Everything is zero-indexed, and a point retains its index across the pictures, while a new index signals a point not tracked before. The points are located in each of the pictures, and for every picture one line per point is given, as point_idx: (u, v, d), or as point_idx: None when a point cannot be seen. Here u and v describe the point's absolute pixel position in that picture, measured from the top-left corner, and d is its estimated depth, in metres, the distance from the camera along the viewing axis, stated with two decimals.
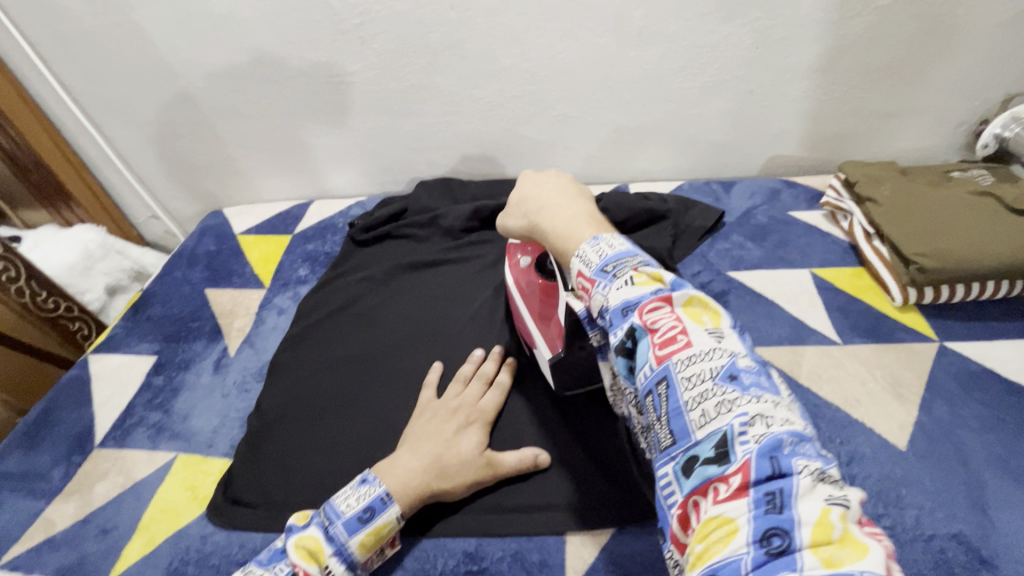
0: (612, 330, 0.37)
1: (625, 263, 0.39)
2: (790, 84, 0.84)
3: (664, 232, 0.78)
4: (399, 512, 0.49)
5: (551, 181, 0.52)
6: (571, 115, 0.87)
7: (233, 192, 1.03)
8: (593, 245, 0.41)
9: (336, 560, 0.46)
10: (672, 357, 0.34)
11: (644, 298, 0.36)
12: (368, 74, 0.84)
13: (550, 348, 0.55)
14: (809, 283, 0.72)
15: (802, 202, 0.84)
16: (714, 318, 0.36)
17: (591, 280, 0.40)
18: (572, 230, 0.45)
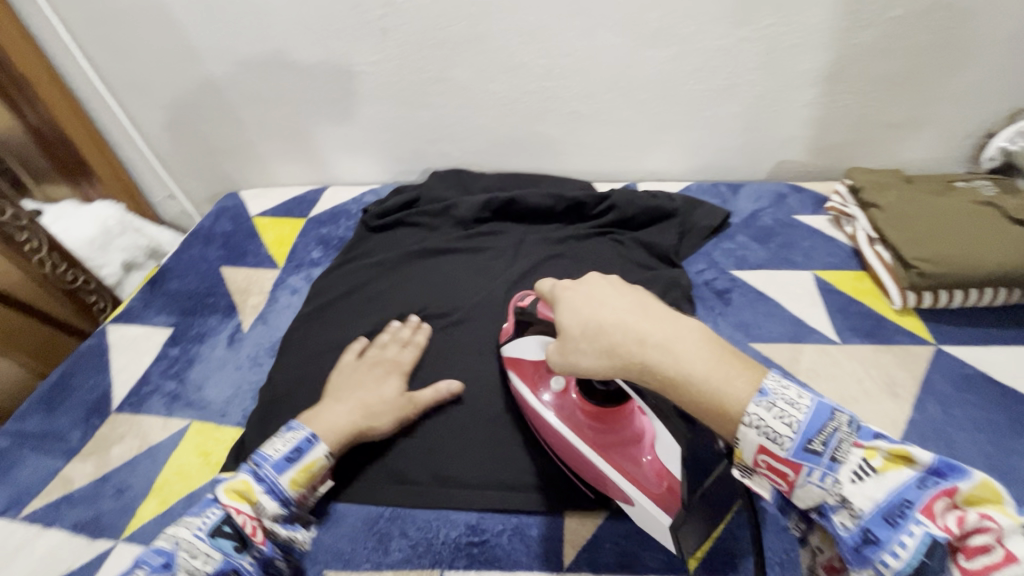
0: (879, 545, 0.33)
1: (839, 437, 0.36)
2: (800, 90, 0.85)
3: (670, 229, 0.80)
4: (326, 450, 0.52)
5: (598, 294, 0.44)
6: (584, 112, 0.89)
7: (250, 175, 1.05)
8: (765, 404, 0.36)
9: (266, 497, 0.49)
10: (994, 574, 0.30)
11: (917, 494, 0.33)
12: (389, 64, 0.86)
13: (663, 511, 0.45)
14: (811, 284, 0.73)
15: (808, 206, 0.85)
16: (994, 503, 0.32)
17: (795, 465, 0.36)
18: (714, 373, 0.38)
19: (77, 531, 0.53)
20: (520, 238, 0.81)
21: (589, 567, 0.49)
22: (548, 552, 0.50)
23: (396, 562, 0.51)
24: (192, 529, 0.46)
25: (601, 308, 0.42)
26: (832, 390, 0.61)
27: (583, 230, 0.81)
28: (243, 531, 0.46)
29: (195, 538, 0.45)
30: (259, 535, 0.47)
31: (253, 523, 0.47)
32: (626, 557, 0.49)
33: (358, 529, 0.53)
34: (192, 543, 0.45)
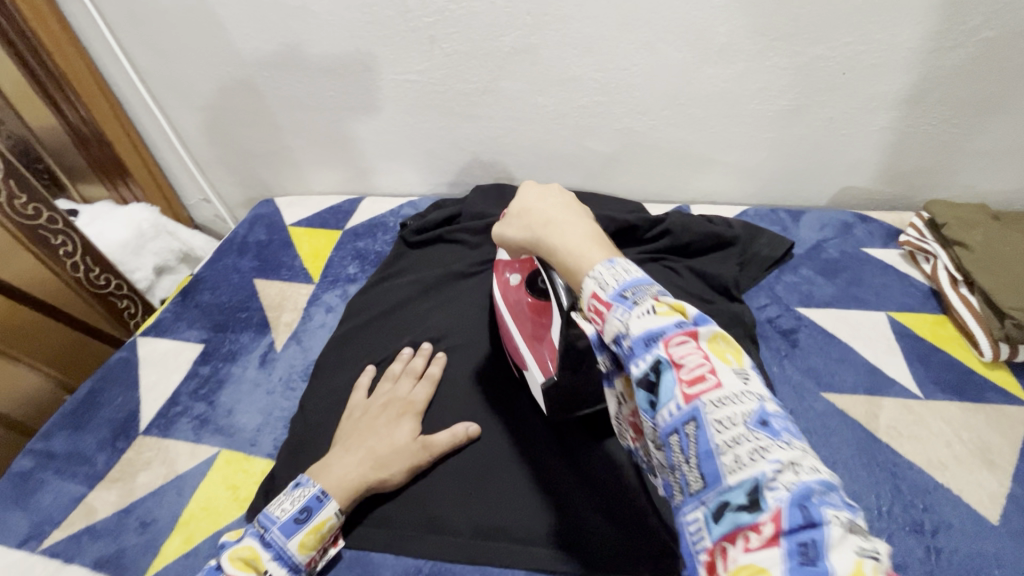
0: (631, 362, 0.34)
1: (646, 291, 0.36)
2: (873, 114, 0.79)
3: (729, 259, 0.75)
4: (337, 508, 0.50)
5: (551, 197, 0.47)
6: (637, 129, 0.84)
7: (285, 181, 1.02)
8: (609, 269, 0.38)
9: (275, 564, 0.47)
10: (701, 398, 0.32)
11: (671, 330, 0.34)
12: (435, 74, 0.82)
13: (542, 372, 0.53)
14: (885, 327, 0.67)
15: (877, 238, 0.79)
16: (737, 355, 0.35)
17: (608, 305, 0.36)
18: (583, 247, 0.40)
19: (99, 568, 0.50)
20: None
21: None
22: None
23: None
24: None
25: (539, 200, 0.46)
26: (917, 453, 0.55)
27: (634, 256, 0.76)
28: None
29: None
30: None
31: None
32: None
33: None
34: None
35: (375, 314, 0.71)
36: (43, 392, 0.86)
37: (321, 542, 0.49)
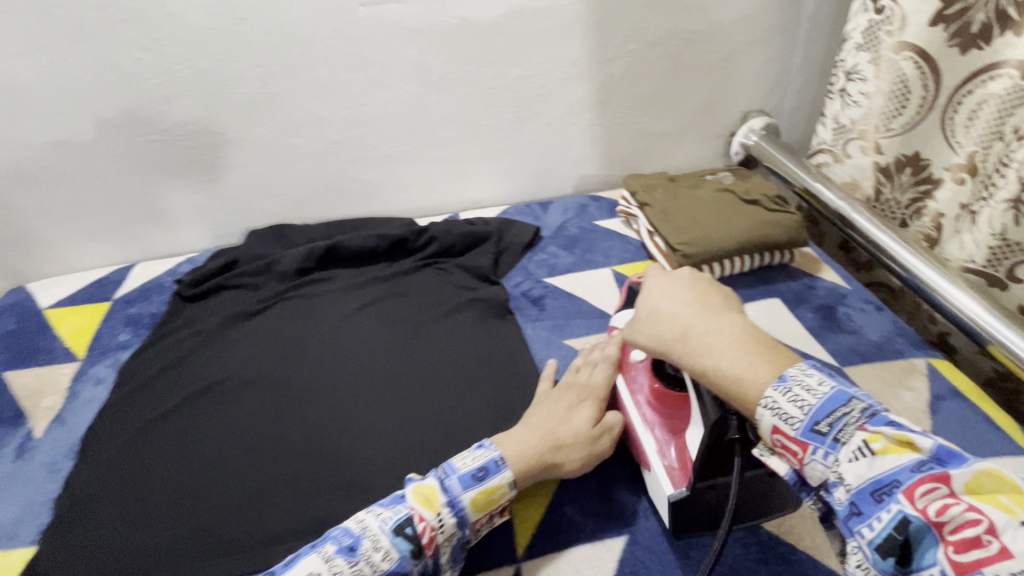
0: (863, 520, 0.37)
1: (846, 418, 0.39)
2: (578, 116, 0.98)
3: (487, 251, 0.87)
4: (511, 478, 0.51)
5: (672, 290, 0.53)
6: (395, 155, 0.94)
7: (40, 265, 0.94)
8: (782, 389, 0.41)
9: (448, 510, 0.48)
10: (981, 568, 0.32)
11: (908, 476, 0.36)
12: (182, 131, 0.84)
13: (673, 484, 0.51)
14: (610, 279, 0.84)
15: (605, 212, 0.98)
16: (1019, 500, 0.33)
17: (800, 443, 0.40)
18: (740, 369, 0.44)
19: None
20: (349, 280, 0.83)
21: None
22: None
23: None
24: (379, 521, 0.47)
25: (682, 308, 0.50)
26: None
27: (408, 265, 0.85)
28: (420, 539, 0.46)
29: (381, 530, 0.47)
30: (432, 546, 0.47)
31: (430, 533, 0.47)
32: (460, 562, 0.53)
33: None
34: (378, 535, 0.46)
35: (156, 373, 0.70)
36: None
37: (500, 504, 0.51)
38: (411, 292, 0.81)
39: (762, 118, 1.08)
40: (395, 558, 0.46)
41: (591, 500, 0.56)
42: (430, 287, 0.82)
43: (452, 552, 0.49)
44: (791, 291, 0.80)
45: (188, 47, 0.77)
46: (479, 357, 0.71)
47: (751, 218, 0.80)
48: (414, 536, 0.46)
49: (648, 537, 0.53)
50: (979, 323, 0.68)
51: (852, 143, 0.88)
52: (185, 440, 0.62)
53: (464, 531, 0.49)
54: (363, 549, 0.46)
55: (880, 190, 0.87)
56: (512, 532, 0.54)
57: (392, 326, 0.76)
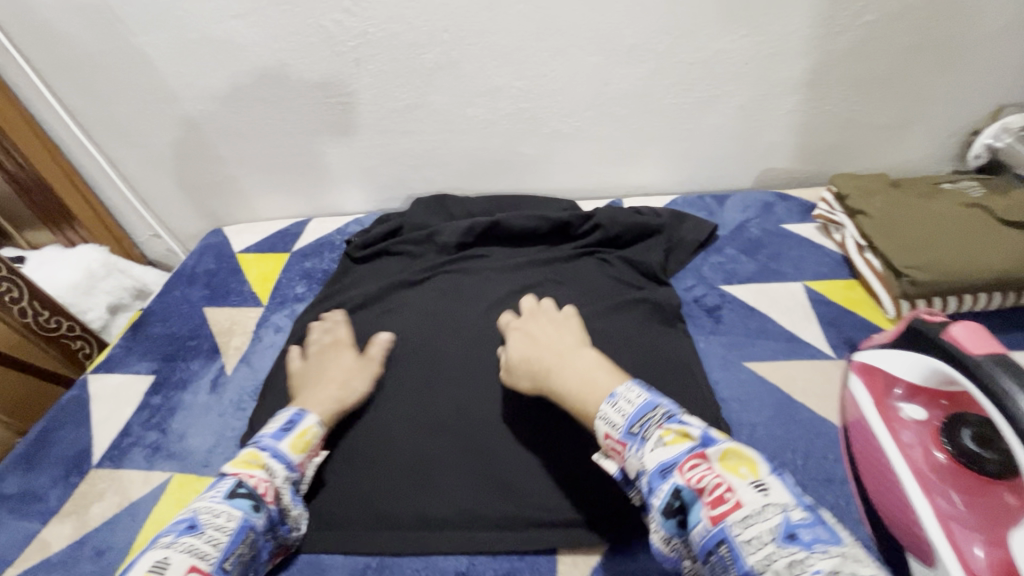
0: (653, 493, 0.41)
1: (651, 420, 0.44)
2: (780, 98, 0.84)
3: (657, 246, 0.79)
4: (316, 420, 0.56)
5: (540, 336, 0.60)
6: (565, 131, 0.88)
7: (233, 210, 1.04)
8: (612, 405, 0.47)
9: (274, 461, 0.51)
10: (727, 520, 0.37)
11: (681, 456, 0.41)
12: (365, 95, 0.85)
13: None
14: (802, 296, 0.72)
15: (795, 214, 0.85)
16: (752, 468, 0.39)
17: (622, 443, 0.44)
18: (586, 392, 0.50)
19: None
20: (507, 260, 0.80)
21: None
22: None
23: None
24: (207, 499, 0.47)
25: (531, 347, 0.58)
26: (831, 411, 0.58)
27: (568, 251, 0.80)
28: (258, 492, 0.48)
29: (214, 502, 0.46)
30: (270, 496, 0.49)
31: (264, 485, 0.49)
32: None
33: None
34: (212, 507, 0.46)
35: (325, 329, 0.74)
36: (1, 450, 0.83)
37: (316, 447, 0.55)
38: (569, 282, 0.75)
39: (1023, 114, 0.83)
40: (237, 518, 0.46)
41: None
42: (590, 279, 0.76)
43: (294, 494, 0.52)
44: None
45: (382, 10, 0.76)
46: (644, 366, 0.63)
47: (1012, 246, 0.63)
48: (252, 492, 0.48)
49: None
50: None
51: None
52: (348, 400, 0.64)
53: (294, 476, 0.52)
54: (204, 526, 0.45)
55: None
56: None
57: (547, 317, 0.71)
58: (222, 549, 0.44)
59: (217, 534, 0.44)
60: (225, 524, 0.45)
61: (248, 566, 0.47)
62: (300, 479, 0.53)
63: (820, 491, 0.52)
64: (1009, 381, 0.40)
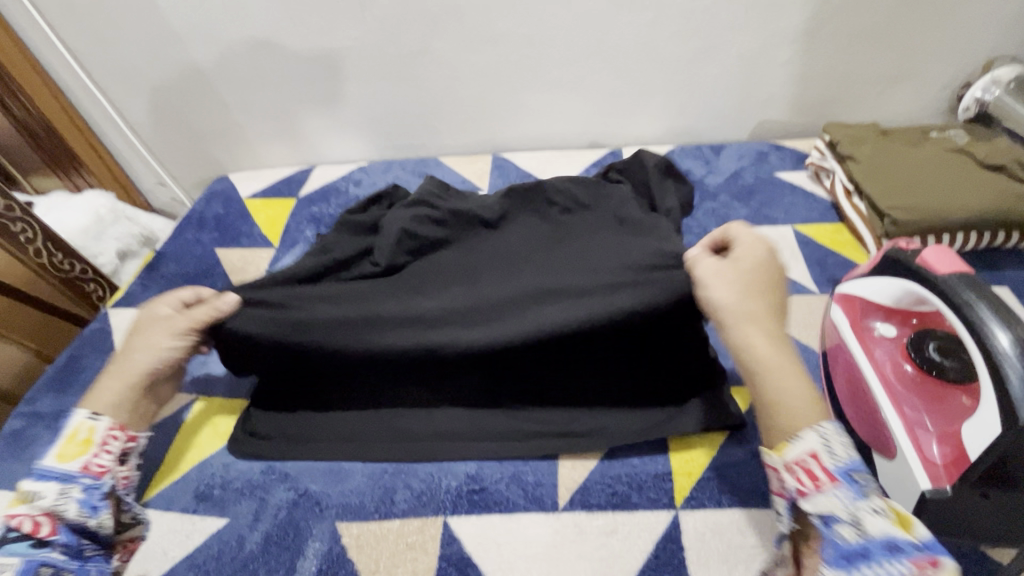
0: (860, 556, 0.37)
1: (869, 485, 0.40)
2: (778, 48, 0.86)
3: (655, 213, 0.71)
4: (89, 411, 0.48)
5: (751, 285, 0.47)
6: (566, 80, 0.90)
7: (238, 158, 1.06)
8: (835, 433, 0.42)
9: (40, 483, 0.45)
10: None
11: (910, 547, 0.36)
12: (369, 41, 0.86)
13: (932, 476, 0.43)
14: (791, 238, 0.75)
15: (788, 163, 0.88)
16: None
17: (830, 476, 0.40)
18: (795, 408, 0.43)
19: None
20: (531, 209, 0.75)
21: (582, 508, 0.51)
22: (544, 495, 0.52)
23: (402, 512, 0.52)
24: None
25: (742, 299, 0.46)
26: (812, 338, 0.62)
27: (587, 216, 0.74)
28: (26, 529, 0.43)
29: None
30: (47, 526, 0.44)
31: (35, 518, 0.44)
32: (619, 495, 0.51)
33: (364, 484, 0.54)
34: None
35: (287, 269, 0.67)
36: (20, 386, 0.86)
37: (103, 441, 0.48)
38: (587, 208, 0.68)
39: (1015, 67, 0.85)
40: (16, 563, 0.41)
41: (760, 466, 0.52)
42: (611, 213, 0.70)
43: (85, 502, 0.45)
44: None
45: None
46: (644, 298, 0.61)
47: (989, 189, 0.67)
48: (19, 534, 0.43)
49: None
50: None
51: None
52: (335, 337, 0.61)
53: (82, 482, 0.46)
54: None
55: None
56: (672, 478, 0.52)
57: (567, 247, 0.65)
58: None
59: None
60: None
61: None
62: (99, 484, 0.46)
63: None
64: (968, 293, 0.44)
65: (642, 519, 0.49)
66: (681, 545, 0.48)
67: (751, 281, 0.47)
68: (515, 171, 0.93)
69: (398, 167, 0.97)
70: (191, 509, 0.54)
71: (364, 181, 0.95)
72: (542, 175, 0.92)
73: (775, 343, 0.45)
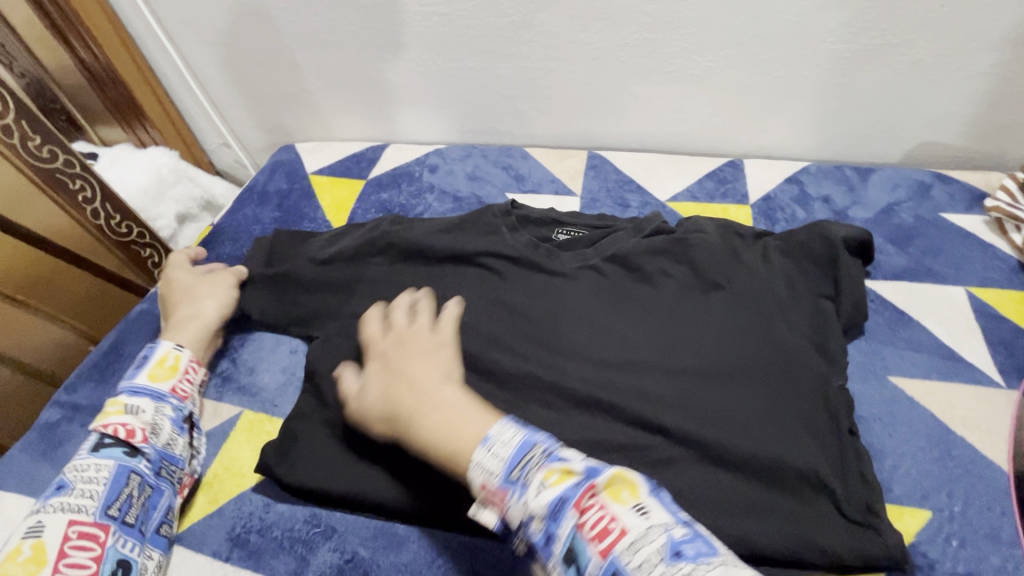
0: (551, 542, 0.35)
1: (530, 462, 0.38)
2: (972, 56, 0.68)
3: (813, 282, 0.59)
4: (177, 345, 0.57)
5: (400, 363, 0.49)
6: (690, 72, 0.75)
7: (307, 127, 0.97)
8: (486, 450, 0.39)
9: (137, 399, 0.51)
10: (614, 551, 0.33)
11: (572, 491, 0.35)
12: (464, 6, 0.74)
13: None
14: (964, 305, 0.60)
15: (959, 202, 0.71)
16: (634, 490, 0.36)
17: (502, 492, 0.37)
18: (451, 438, 0.41)
19: None
20: (638, 245, 0.64)
21: None
22: None
23: None
24: (77, 458, 0.47)
25: (392, 380, 0.47)
26: (1000, 450, 0.48)
27: (717, 249, 0.62)
28: (123, 437, 0.48)
29: (79, 458, 0.47)
30: (142, 433, 0.49)
31: (131, 428, 0.49)
32: None
33: (420, 558, 0.47)
34: (77, 465, 0.47)
35: (290, 292, 0.65)
36: (72, 348, 0.83)
37: (184, 369, 0.56)
38: (701, 263, 0.61)
39: None
40: (112, 465, 0.47)
41: None
42: (745, 267, 0.60)
43: (175, 421, 0.52)
44: None
45: None
46: (780, 374, 0.52)
47: None
48: (116, 440, 0.48)
49: None
50: None
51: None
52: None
53: (168, 403, 0.53)
54: (75, 483, 0.45)
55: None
56: None
57: (679, 305, 0.59)
58: (101, 498, 0.45)
59: (88, 486, 0.45)
60: (96, 476, 0.45)
61: (152, 507, 0.47)
62: (183, 407, 0.54)
63: (983, 548, 0.43)
64: None
65: None
66: None
67: (377, 353, 0.51)
68: (614, 174, 0.80)
69: (479, 154, 0.86)
70: (223, 556, 0.48)
71: (441, 168, 0.84)
72: (646, 183, 0.79)
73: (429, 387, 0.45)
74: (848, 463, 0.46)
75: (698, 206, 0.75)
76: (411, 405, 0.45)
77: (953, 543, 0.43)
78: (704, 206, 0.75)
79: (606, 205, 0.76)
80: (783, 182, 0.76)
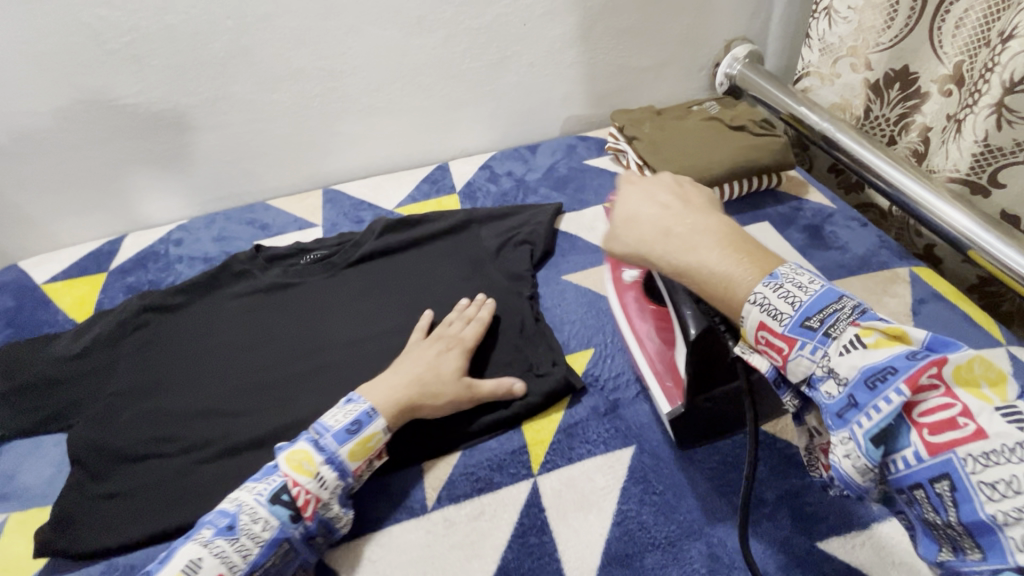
0: (860, 411, 0.35)
1: (840, 316, 0.38)
2: (560, 53, 0.96)
3: (502, 235, 0.79)
4: (384, 424, 0.53)
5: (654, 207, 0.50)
6: (377, 106, 0.93)
7: (29, 243, 0.93)
8: (780, 287, 0.40)
9: (328, 469, 0.50)
10: (956, 449, 0.33)
11: (903, 364, 0.34)
12: (154, 93, 0.82)
13: (671, 402, 0.54)
14: (603, 215, 0.85)
15: (593, 151, 0.99)
16: (995, 386, 0.35)
17: (790, 339, 0.38)
18: (733, 275, 0.42)
19: None
20: (371, 249, 0.78)
21: (450, 502, 0.53)
22: (412, 501, 0.54)
23: None
24: (254, 494, 0.48)
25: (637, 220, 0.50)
26: None
27: (431, 237, 0.80)
28: (296, 503, 0.48)
29: (257, 503, 0.47)
30: (313, 508, 0.48)
31: (308, 495, 0.48)
32: (481, 480, 0.54)
33: None
34: (256, 508, 0.47)
35: (47, 390, 0.66)
36: None
37: (377, 451, 0.53)
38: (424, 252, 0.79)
39: (746, 46, 1.05)
40: (270, 529, 0.47)
41: (598, 419, 0.58)
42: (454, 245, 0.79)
43: (344, 498, 0.51)
44: (779, 215, 0.81)
45: (152, 1, 0.75)
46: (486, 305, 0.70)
47: (737, 144, 0.81)
48: (291, 502, 0.47)
49: (656, 447, 0.55)
50: (960, 232, 0.72)
51: (842, 62, 0.90)
52: (187, 419, 0.62)
53: (348, 482, 0.51)
54: (241, 527, 0.46)
55: (870, 107, 0.90)
56: (526, 450, 0.56)
57: (415, 286, 0.74)
58: (252, 558, 0.46)
59: (246, 543, 0.46)
60: (260, 532, 0.46)
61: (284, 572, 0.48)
62: (351, 484, 0.51)
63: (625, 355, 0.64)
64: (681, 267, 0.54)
65: (504, 494, 0.53)
66: (541, 507, 0.52)
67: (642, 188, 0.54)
68: (348, 200, 0.94)
69: (222, 218, 0.93)
70: None
71: (185, 240, 0.89)
72: (375, 200, 0.94)
73: (669, 212, 0.49)
74: (539, 342, 0.65)
75: (419, 205, 0.92)
76: (692, 238, 0.46)
77: (606, 359, 0.64)
78: (424, 203, 0.92)
79: (345, 226, 0.89)
80: (478, 170, 0.97)
